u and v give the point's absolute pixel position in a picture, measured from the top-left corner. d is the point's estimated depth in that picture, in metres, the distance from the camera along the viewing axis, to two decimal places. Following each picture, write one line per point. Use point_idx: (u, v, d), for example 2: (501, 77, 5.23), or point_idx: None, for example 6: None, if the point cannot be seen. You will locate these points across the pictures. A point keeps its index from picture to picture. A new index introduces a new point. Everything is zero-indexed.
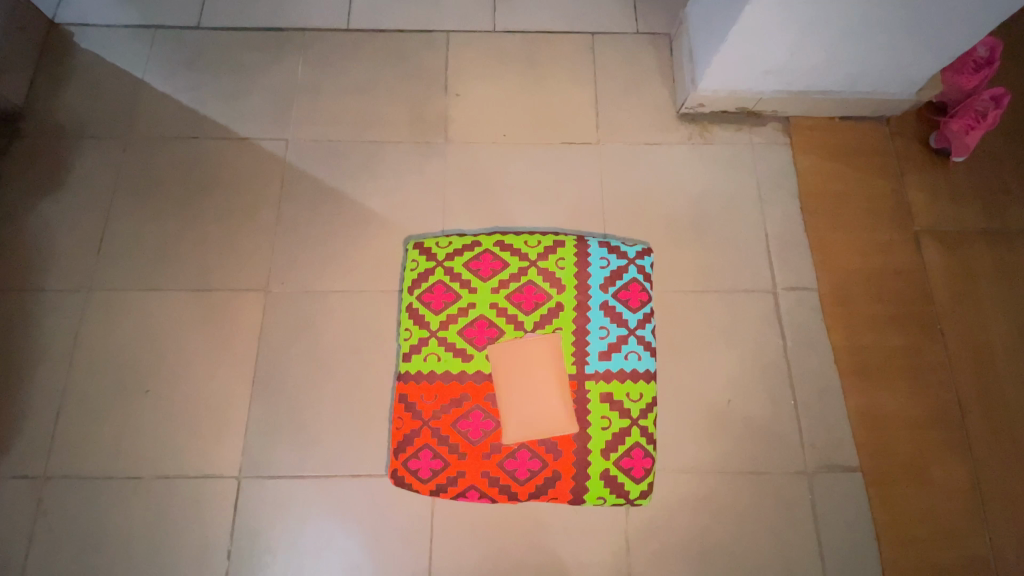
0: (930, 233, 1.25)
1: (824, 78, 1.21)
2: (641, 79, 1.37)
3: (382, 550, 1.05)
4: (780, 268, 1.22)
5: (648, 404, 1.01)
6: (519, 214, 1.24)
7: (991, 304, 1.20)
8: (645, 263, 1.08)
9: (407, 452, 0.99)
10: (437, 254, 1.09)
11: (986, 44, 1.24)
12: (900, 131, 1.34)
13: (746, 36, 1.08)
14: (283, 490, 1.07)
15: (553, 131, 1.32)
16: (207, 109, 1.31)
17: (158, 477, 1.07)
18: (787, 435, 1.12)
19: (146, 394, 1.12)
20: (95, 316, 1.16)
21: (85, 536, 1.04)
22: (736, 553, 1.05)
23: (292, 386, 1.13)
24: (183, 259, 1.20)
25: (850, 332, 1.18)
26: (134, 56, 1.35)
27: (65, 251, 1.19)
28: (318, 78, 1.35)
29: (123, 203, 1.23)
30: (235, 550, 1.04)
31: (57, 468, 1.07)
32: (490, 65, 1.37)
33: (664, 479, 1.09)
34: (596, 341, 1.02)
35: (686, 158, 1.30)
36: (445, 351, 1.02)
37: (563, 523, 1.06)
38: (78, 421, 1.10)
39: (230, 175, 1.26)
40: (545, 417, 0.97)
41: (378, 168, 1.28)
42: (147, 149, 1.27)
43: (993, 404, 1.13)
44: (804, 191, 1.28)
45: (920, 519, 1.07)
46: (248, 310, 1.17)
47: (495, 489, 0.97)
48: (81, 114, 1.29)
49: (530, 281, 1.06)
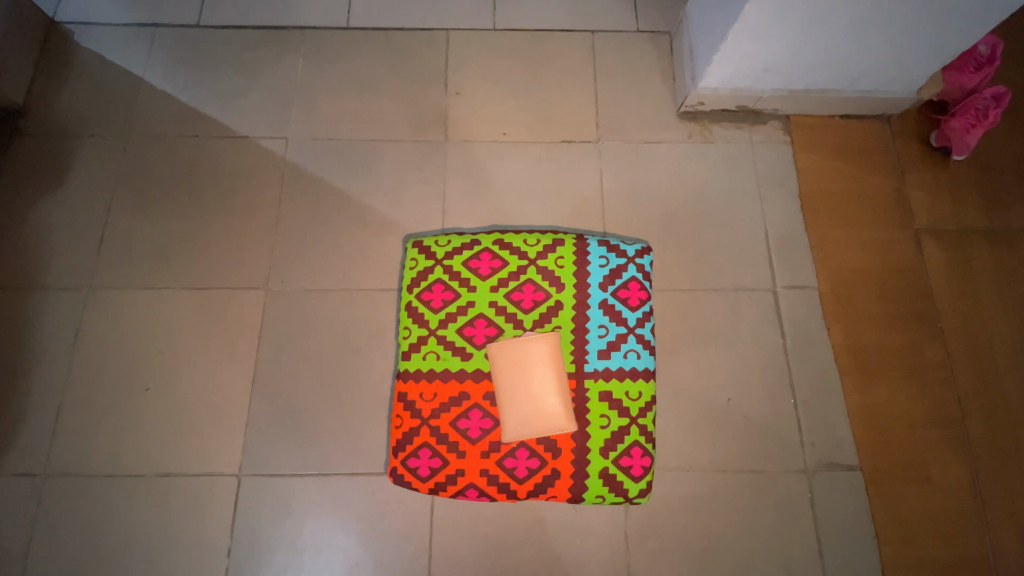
0: (931, 232, 1.25)
1: (824, 76, 1.21)
2: (641, 78, 1.37)
3: (381, 548, 1.05)
4: (780, 267, 1.22)
5: (647, 403, 1.01)
6: (519, 213, 1.24)
7: (991, 303, 1.20)
8: (645, 262, 1.08)
9: (406, 450, 0.99)
10: (436, 252, 1.08)
11: (987, 43, 1.23)
12: (901, 130, 1.34)
13: (746, 34, 1.08)
14: (283, 488, 1.07)
15: (553, 130, 1.32)
16: (207, 108, 1.31)
17: (158, 475, 1.08)
18: (787, 434, 1.12)
19: (146, 392, 1.12)
20: (95, 315, 1.16)
21: (86, 534, 1.04)
22: (735, 551, 1.06)
23: (291, 384, 1.13)
24: (183, 258, 1.20)
25: (850, 331, 1.18)
26: (133, 54, 1.34)
27: (65, 250, 1.20)
28: (317, 77, 1.35)
29: (123, 202, 1.23)
30: (235, 548, 1.04)
31: (57, 466, 1.07)
32: (490, 63, 1.37)
33: (663, 477, 1.09)
34: (595, 340, 1.02)
35: (686, 156, 1.30)
36: (444, 350, 1.02)
37: (563, 522, 1.06)
38: (78, 419, 1.10)
39: (230, 174, 1.26)
40: (544, 418, 0.95)
41: (377, 166, 1.27)
42: (147, 148, 1.27)
43: (994, 403, 1.13)
44: (804, 189, 1.28)
45: (920, 518, 1.07)
46: (248, 308, 1.17)
47: (494, 487, 0.97)
48: (81, 112, 1.29)
49: (529, 279, 1.05)
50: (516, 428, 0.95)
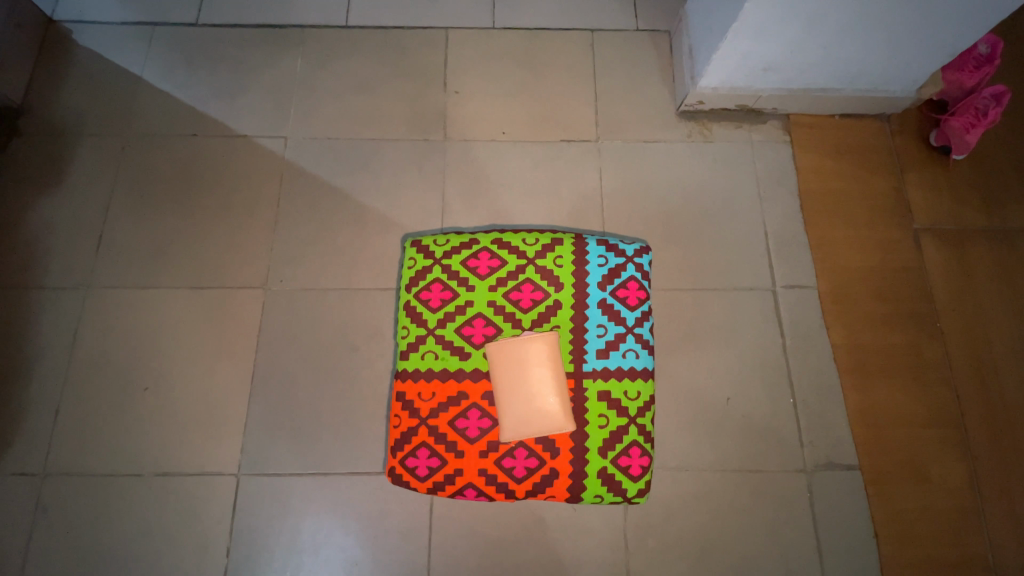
0: (930, 231, 1.25)
1: (824, 75, 1.21)
2: (641, 77, 1.37)
3: (380, 547, 1.05)
4: (780, 266, 1.22)
5: (646, 403, 1.01)
6: (519, 212, 1.24)
7: (991, 302, 1.20)
8: (643, 261, 1.08)
9: (404, 450, 0.99)
10: (435, 252, 1.08)
11: (987, 41, 1.23)
12: (900, 128, 1.34)
13: (746, 33, 1.08)
14: (281, 487, 1.07)
15: (552, 128, 1.32)
16: (206, 107, 1.31)
17: (157, 475, 1.07)
18: (786, 433, 1.12)
19: (145, 392, 1.12)
20: (94, 314, 1.16)
21: (85, 533, 1.04)
22: (735, 551, 1.06)
23: (290, 384, 1.12)
24: (182, 257, 1.20)
25: (850, 330, 1.18)
26: (132, 53, 1.34)
27: (64, 249, 1.19)
28: (316, 76, 1.35)
29: (122, 201, 1.23)
30: (234, 547, 1.04)
31: (56, 466, 1.07)
32: (490, 62, 1.37)
33: (662, 476, 1.09)
34: (594, 339, 1.02)
35: (686, 155, 1.30)
36: (442, 349, 1.02)
37: (562, 521, 1.06)
38: (77, 418, 1.10)
39: (229, 172, 1.26)
40: (543, 417, 0.95)
41: (376, 165, 1.27)
42: (145, 147, 1.27)
43: (993, 403, 1.13)
44: (803, 188, 1.28)
45: (919, 517, 1.07)
46: (247, 307, 1.17)
47: (492, 487, 0.97)
48: (79, 111, 1.29)
49: (528, 278, 1.05)
50: (514, 427, 0.95)
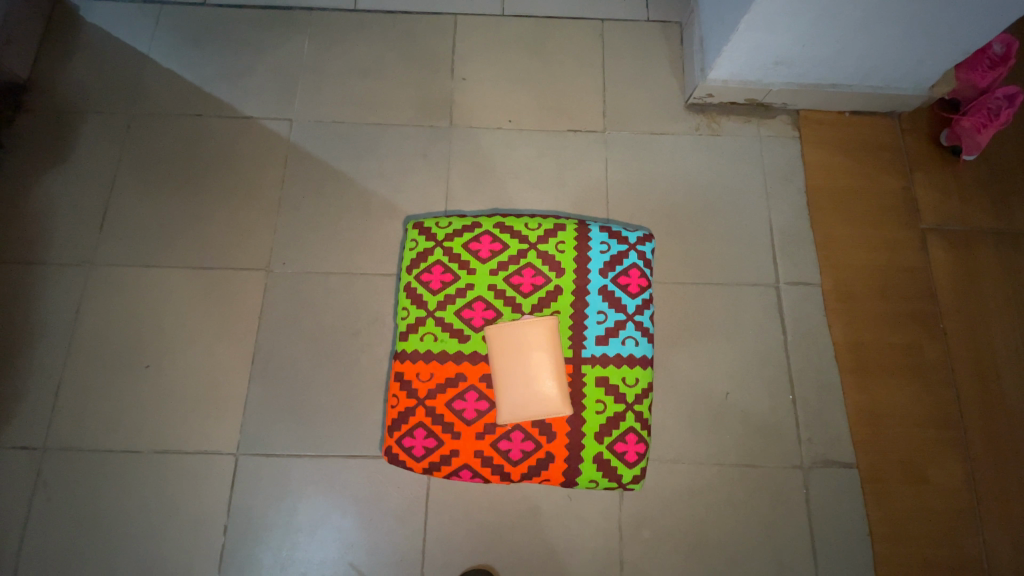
0: (937, 231, 1.24)
1: (836, 70, 1.19)
2: (648, 68, 1.36)
3: (376, 530, 1.05)
4: (783, 263, 1.21)
5: (644, 389, 1.00)
6: (523, 199, 1.23)
7: (997, 303, 1.19)
8: (646, 249, 1.08)
9: (400, 430, 0.99)
10: (436, 233, 1.08)
11: (1002, 41, 1.20)
12: (911, 127, 1.32)
13: (757, 26, 1.06)
14: (278, 468, 1.07)
15: (558, 117, 1.31)
16: (211, 87, 1.31)
17: (157, 451, 1.08)
18: (784, 430, 1.11)
19: (145, 369, 1.12)
20: (97, 292, 1.16)
21: (84, 506, 1.05)
22: (729, 544, 1.06)
23: (291, 366, 1.13)
24: (184, 238, 1.20)
25: (851, 327, 1.17)
26: (139, 30, 1.34)
27: (68, 225, 1.20)
28: (322, 58, 1.34)
29: (127, 178, 1.23)
30: (231, 527, 1.05)
31: (57, 440, 1.08)
32: (499, 49, 1.36)
33: (659, 468, 1.09)
34: (594, 326, 1.02)
35: (693, 148, 1.29)
36: (442, 331, 1.02)
37: (558, 509, 1.07)
38: (78, 393, 1.11)
39: (235, 152, 1.26)
40: (541, 401, 0.95)
41: (381, 150, 1.27)
42: (151, 125, 1.27)
43: (992, 405, 1.13)
44: (809, 183, 1.27)
45: (916, 516, 1.07)
46: (248, 289, 1.17)
47: (488, 469, 0.98)
48: (87, 88, 1.29)
49: (530, 262, 1.05)
50: (511, 410, 0.95)
